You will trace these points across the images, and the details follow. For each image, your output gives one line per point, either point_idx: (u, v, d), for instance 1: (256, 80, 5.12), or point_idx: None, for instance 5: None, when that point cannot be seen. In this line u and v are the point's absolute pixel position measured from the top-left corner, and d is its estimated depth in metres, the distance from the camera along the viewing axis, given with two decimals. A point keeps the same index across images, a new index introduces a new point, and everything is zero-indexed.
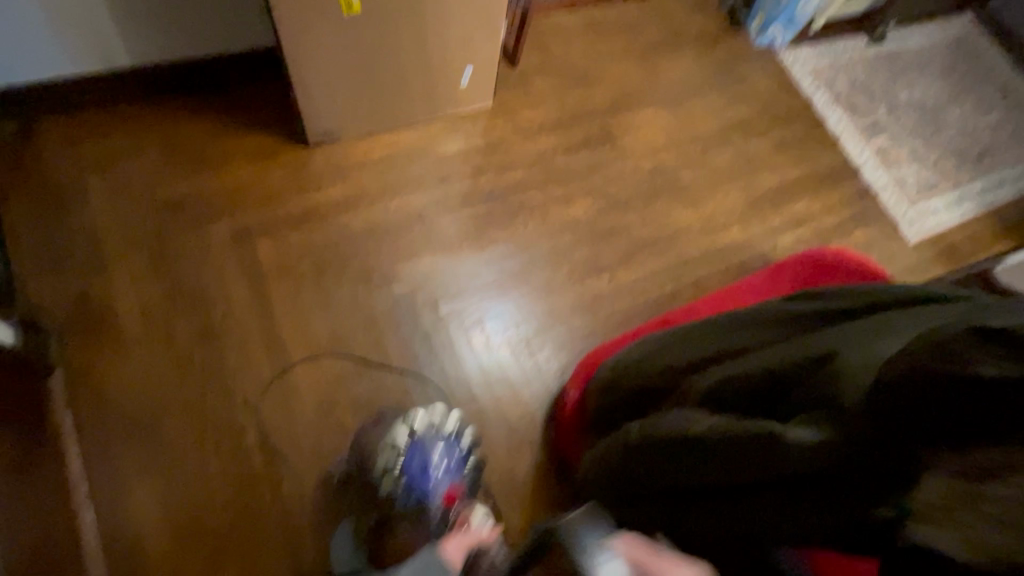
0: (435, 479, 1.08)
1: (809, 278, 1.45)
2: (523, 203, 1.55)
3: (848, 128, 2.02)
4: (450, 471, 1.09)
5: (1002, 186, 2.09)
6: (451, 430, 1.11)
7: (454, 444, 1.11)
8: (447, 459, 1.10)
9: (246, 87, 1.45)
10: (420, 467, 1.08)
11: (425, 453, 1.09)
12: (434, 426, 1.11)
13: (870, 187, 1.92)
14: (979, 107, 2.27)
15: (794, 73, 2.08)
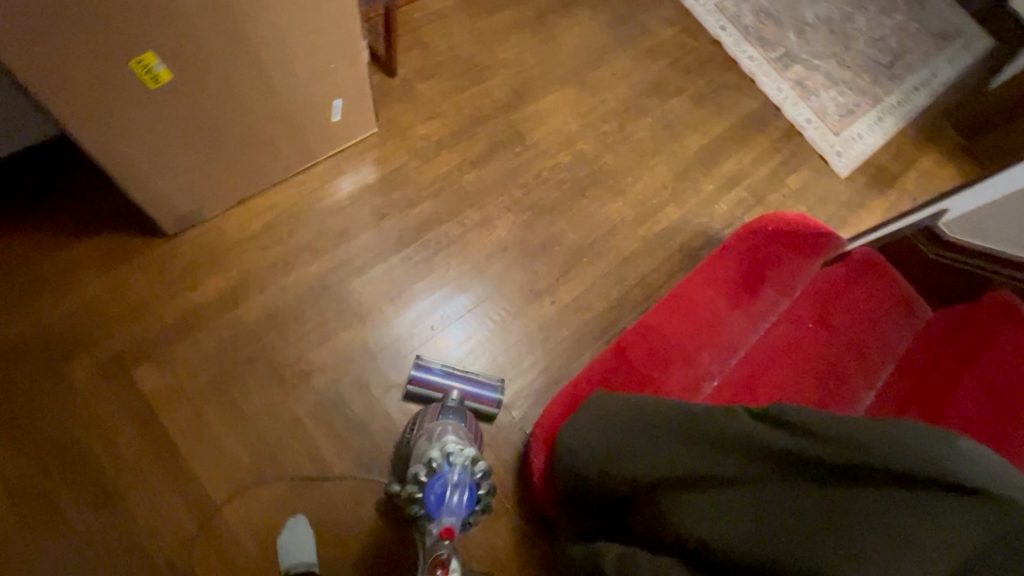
0: (450, 501, 0.95)
1: (748, 254, 1.35)
2: (440, 237, 1.38)
3: (761, 64, 1.91)
4: (463, 503, 0.95)
5: (916, 93, 2.06)
6: (480, 463, 1.01)
7: (477, 479, 0.99)
8: (468, 490, 0.97)
9: (62, 185, 1.20)
10: (445, 483, 0.96)
11: (452, 477, 0.97)
12: (468, 452, 1.01)
13: (794, 126, 1.83)
14: (883, 12, 2.20)
15: (696, 14, 1.92)
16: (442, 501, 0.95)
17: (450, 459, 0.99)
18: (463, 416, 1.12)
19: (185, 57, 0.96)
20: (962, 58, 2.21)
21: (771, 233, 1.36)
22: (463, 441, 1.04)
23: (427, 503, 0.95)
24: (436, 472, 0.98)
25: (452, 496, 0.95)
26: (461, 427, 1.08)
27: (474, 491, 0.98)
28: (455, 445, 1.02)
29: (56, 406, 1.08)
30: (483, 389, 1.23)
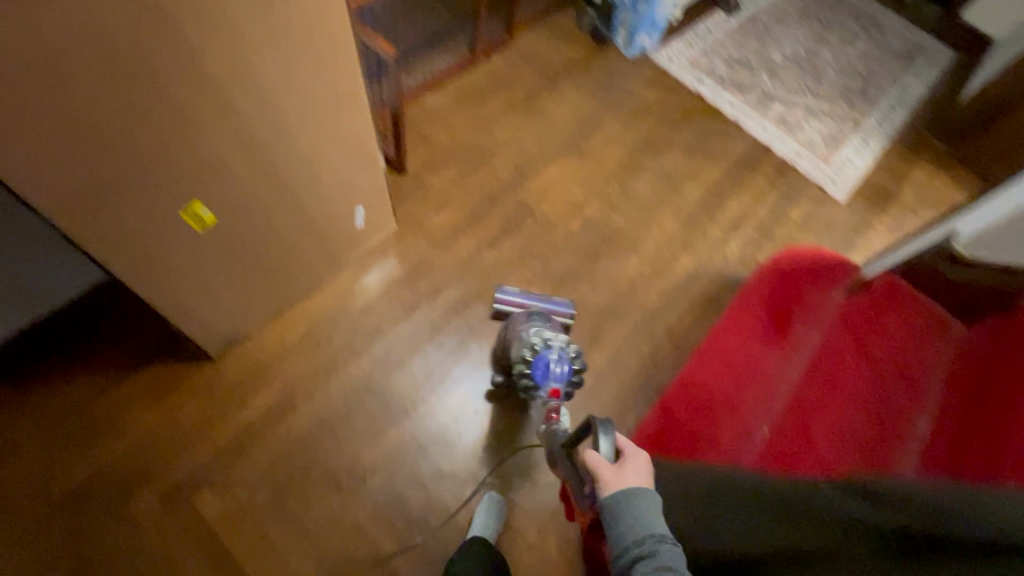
0: (553, 370, 1.15)
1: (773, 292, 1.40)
2: (470, 318, 1.42)
3: (743, 108, 2.01)
4: (564, 372, 1.15)
5: (894, 111, 2.16)
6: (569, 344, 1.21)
7: (571, 357, 1.19)
8: (566, 364, 1.17)
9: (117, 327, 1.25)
10: (548, 359, 1.16)
11: (551, 356, 1.17)
12: (563, 341, 1.20)
13: (785, 160, 1.91)
14: (845, 42, 2.34)
15: (673, 71, 2.05)
16: (545, 372, 1.15)
17: (549, 342, 1.19)
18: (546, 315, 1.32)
19: (225, 202, 1.02)
20: (929, 72, 2.32)
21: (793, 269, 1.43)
22: (554, 333, 1.23)
23: (534, 372, 1.14)
24: (540, 351, 1.17)
25: (554, 368, 1.15)
26: (549, 324, 1.27)
27: (570, 366, 1.17)
28: (550, 334, 1.22)
29: (122, 546, 1.10)
30: (555, 304, 1.41)
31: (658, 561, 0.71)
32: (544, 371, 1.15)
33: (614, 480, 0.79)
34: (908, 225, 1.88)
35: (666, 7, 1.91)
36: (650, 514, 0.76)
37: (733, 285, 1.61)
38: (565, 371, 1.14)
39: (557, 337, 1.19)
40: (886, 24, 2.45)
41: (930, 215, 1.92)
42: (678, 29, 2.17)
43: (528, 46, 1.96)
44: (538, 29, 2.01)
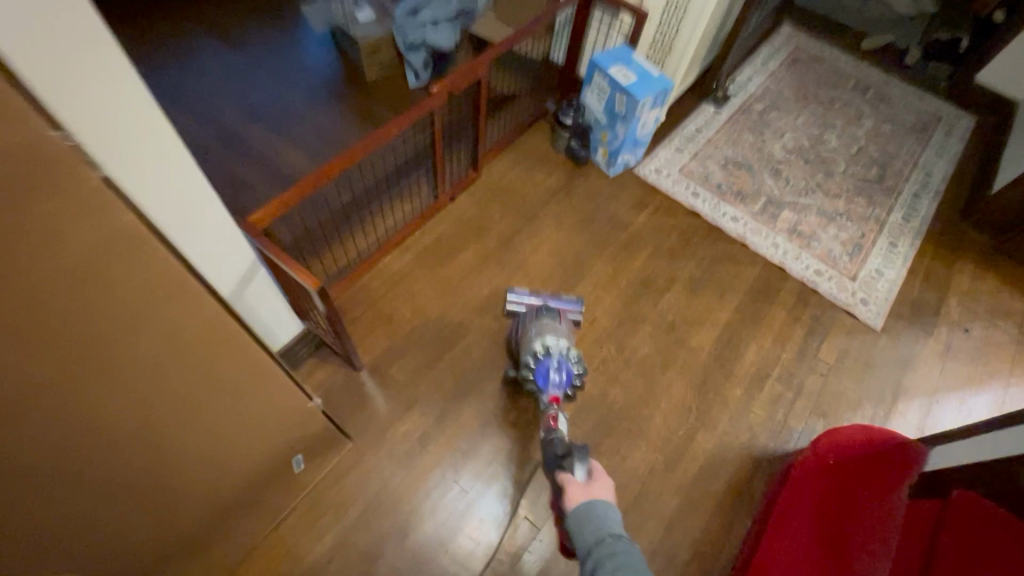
0: (554, 376, 1.23)
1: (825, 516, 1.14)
2: (450, 524, 1.22)
3: (748, 222, 1.77)
4: (565, 379, 1.23)
5: (920, 201, 1.90)
6: (571, 351, 1.26)
7: (573, 365, 1.26)
8: (565, 371, 1.23)
9: None
10: (549, 367, 1.23)
11: (553, 365, 1.23)
12: (567, 348, 1.27)
13: (805, 282, 1.65)
14: (851, 123, 2.12)
15: (664, 185, 1.82)
16: (543, 377, 1.23)
17: (554, 347, 1.26)
18: (555, 313, 1.40)
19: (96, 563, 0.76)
20: (951, 148, 2.07)
21: (841, 475, 1.17)
22: (558, 336, 1.30)
23: (536, 378, 1.23)
24: (543, 357, 1.25)
25: (554, 376, 1.22)
26: (557, 326, 1.33)
27: (571, 374, 1.24)
28: (553, 339, 1.28)
29: None
30: (564, 300, 1.47)
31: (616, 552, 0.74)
32: (545, 377, 1.23)
33: (580, 492, 0.88)
34: (960, 348, 1.60)
35: (649, 125, 1.69)
36: (610, 517, 0.82)
37: (766, 468, 1.33)
38: (565, 377, 1.22)
39: (558, 342, 1.26)
40: (894, 95, 2.23)
41: (985, 332, 1.64)
42: (664, 134, 1.96)
43: (499, 179, 1.76)
44: (508, 157, 1.82)
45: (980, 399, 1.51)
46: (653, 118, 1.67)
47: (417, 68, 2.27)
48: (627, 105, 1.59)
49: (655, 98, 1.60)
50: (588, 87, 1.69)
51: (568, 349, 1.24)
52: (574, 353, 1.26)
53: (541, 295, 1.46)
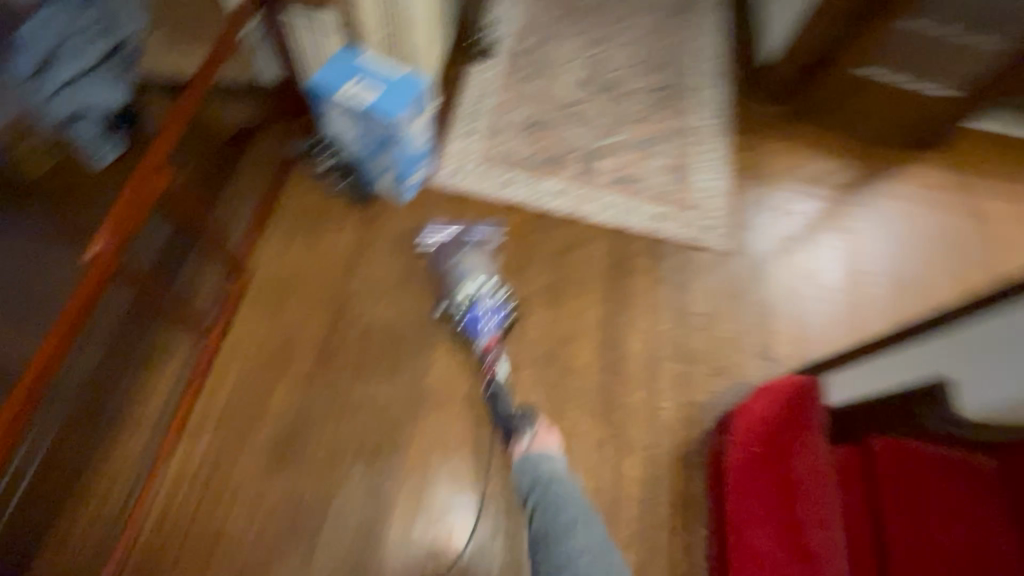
0: (485, 323, 1.31)
1: (763, 473, 1.09)
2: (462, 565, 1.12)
3: (572, 189, 1.57)
4: (496, 321, 1.31)
5: (713, 90, 1.84)
6: (498, 293, 1.35)
7: (501, 300, 1.35)
8: (495, 316, 1.32)
9: None
10: (480, 312, 1.31)
11: (482, 308, 1.31)
12: (489, 285, 1.34)
13: (651, 232, 1.54)
14: (622, 27, 1.95)
15: (472, 184, 1.53)
16: (479, 323, 1.30)
17: (477, 289, 1.34)
18: (476, 245, 1.43)
19: None
20: (715, 19, 2.02)
21: (763, 429, 1.13)
22: (482, 277, 1.37)
23: (474, 328, 1.30)
24: (470, 306, 1.31)
25: (484, 320, 1.30)
26: (481, 264, 1.40)
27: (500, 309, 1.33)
28: (478, 284, 1.35)
29: None
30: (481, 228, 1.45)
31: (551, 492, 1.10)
32: (476, 322, 1.30)
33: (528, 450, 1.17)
34: (798, 229, 1.64)
35: (421, 133, 1.36)
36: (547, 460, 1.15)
37: (697, 464, 1.25)
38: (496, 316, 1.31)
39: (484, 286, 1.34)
40: None
41: (810, 207, 1.68)
42: (444, 121, 1.64)
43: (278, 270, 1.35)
44: (274, 232, 1.38)
45: (830, 277, 1.57)
46: (423, 125, 1.34)
47: (91, 146, 1.27)
48: (384, 130, 1.24)
49: (413, 108, 1.26)
50: (327, 117, 1.30)
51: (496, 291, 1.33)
52: (501, 293, 1.36)
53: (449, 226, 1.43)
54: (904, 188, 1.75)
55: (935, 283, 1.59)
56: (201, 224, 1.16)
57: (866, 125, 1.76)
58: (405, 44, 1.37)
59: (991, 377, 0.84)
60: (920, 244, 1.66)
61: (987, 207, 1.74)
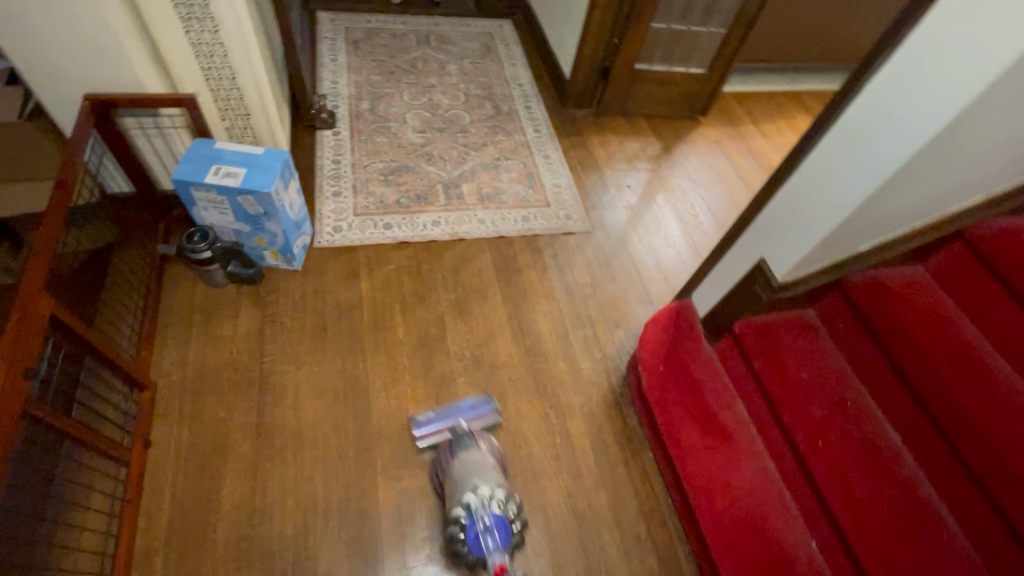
0: (488, 542, 1.04)
1: (676, 383, 1.33)
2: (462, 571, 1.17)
3: (447, 215, 1.75)
4: (502, 542, 1.04)
5: (533, 108, 2.17)
6: (506, 498, 1.10)
7: (506, 515, 1.08)
8: (501, 531, 1.05)
9: None
10: (481, 530, 1.05)
11: (484, 522, 1.06)
12: (498, 498, 1.09)
13: (525, 232, 1.76)
14: (442, 74, 2.22)
15: (355, 236, 1.64)
16: (477, 543, 1.04)
17: (478, 501, 1.08)
18: (475, 434, 1.24)
19: None
20: (516, 53, 2.38)
21: (666, 351, 1.38)
22: (487, 479, 1.13)
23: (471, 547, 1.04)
24: (471, 519, 1.06)
25: (486, 538, 1.04)
26: (483, 456, 1.20)
27: (507, 525, 1.06)
28: (486, 489, 1.10)
29: None
30: (473, 409, 1.34)
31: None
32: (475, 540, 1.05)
33: None
34: (635, 198, 1.98)
35: (296, 199, 1.44)
36: None
37: (627, 403, 1.45)
38: (501, 534, 1.04)
39: (491, 495, 1.08)
40: (449, 34, 2.40)
41: (639, 180, 2.04)
42: (310, 187, 1.72)
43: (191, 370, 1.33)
44: (171, 337, 1.37)
45: (672, 228, 1.92)
46: (294, 191, 1.42)
47: None
48: (259, 203, 1.30)
49: (282, 176, 1.33)
50: (197, 207, 1.32)
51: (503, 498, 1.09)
52: (509, 500, 1.10)
53: (447, 417, 1.31)
54: (698, 149, 2.21)
55: (743, 211, 2.03)
56: (102, 343, 1.10)
57: (651, 108, 2.24)
58: (247, 102, 1.45)
59: (789, 242, 1.11)
60: (723, 186, 2.10)
61: (756, 147, 2.27)
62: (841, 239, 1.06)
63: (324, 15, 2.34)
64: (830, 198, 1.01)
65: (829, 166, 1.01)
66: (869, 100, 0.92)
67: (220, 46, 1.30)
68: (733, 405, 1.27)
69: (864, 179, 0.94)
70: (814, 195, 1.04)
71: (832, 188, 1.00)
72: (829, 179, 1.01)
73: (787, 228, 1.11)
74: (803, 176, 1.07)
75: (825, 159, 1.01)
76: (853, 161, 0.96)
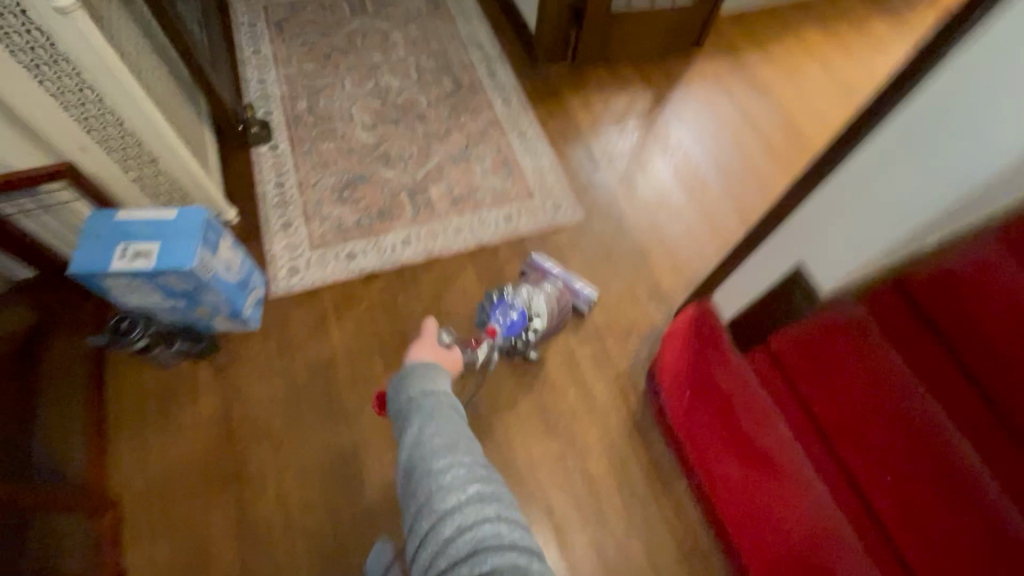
0: (503, 317, 1.24)
1: (705, 403, 1.13)
2: None
3: (417, 231, 1.51)
4: (512, 324, 1.24)
5: (498, 74, 1.85)
6: (536, 311, 1.27)
7: (529, 317, 1.26)
8: (519, 315, 1.24)
9: None
10: (507, 308, 1.25)
11: (509, 304, 1.26)
12: (532, 301, 1.27)
13: (509, 235, 1.53)
14: (386, 48, 1.89)
15: (316, 275, 1.42)
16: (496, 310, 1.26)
17: (519, 296, 1.27)
18: (559, 285, 1.38)
19: None
20: (469, 6, 2.02)
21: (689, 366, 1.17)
22: (539, 296, 1.29)
23: (494, 309, 1.26)
24: (502, 300, 1.28)
25: (504, 313, 1.25)
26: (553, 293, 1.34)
27: (522, 325, 1.25)
28: (531, 297, 1.28)
29: None
30: (579, 288, 1.40)
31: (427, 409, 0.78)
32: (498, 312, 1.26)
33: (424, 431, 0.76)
34: (631, 166, 1.71)
35: (231, 255, 1.20)
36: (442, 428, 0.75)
37: (650, 427, 1.29)
38: (515, 321, 1.23)
39: (529, 298, 1.27)
40: None
41: (633, 143, 1.76)
42: (254, 223, 1.48)
43: (161, 464, 1.18)
44: (124, 437, 1.20)
45: (676, 197, 1.66)
46: (226, 249, 1.18)
47: None
48: (185, 280, 1.07)
49: (208, 242, 1.10)
50: (113, 293, 1.10)
51: (533, 306, 1.26)
52: (536, 313, 1.27)
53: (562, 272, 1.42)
54: (695, 91, 1.89)
55: (755, 163, 1.75)
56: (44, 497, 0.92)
57: (636, 51, 1.91)
58: (142, 142, 1.18)
59: (839, 249, 0.89)
60: (729, 134, 1.82)
61: (761, 79, 1.95)
62: (911, 243, 0.84)
63: None
64: (900, 198, 0.78)
65: (892, 159, 0.77)
66: (957, 70, 0.67)
67: (98, 98, 1.05)
68: (773, 425, 1.05)
69: (955, 176, 0.71)
70: (873, 195, 0.81)
71: (900, 187, 0.77)
72: (896, 174, 0.77)
73: (835, 233, 0.89)
74: (854, 170, 0.83)
75: (886, 150, 0.78)
76: (933, 152, 0.73)
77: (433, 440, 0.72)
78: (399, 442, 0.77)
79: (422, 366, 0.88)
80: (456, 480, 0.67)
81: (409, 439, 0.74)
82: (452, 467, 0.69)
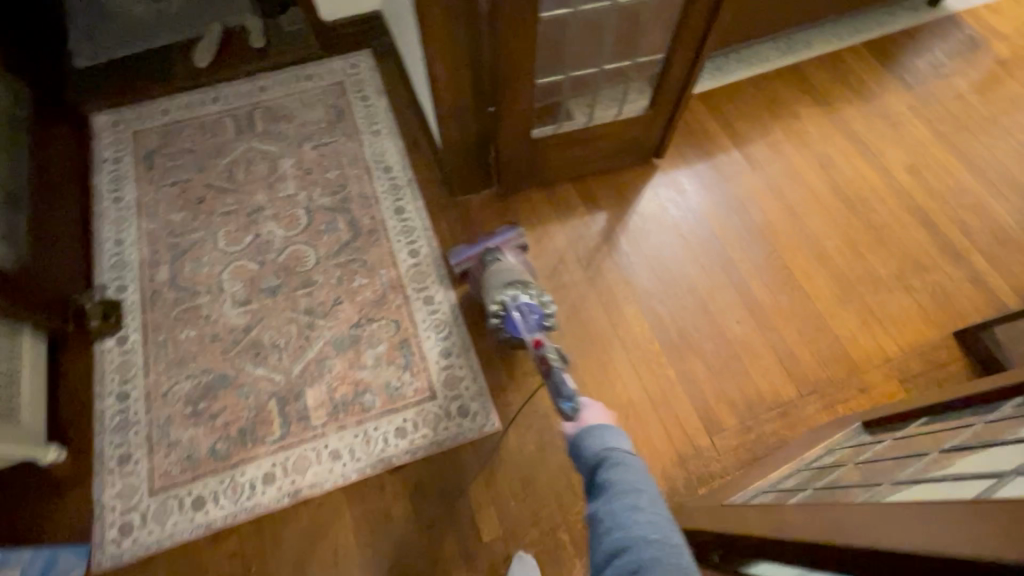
0: (525, 325, 1.09)
1: None
2: None
3: (285, 459, 1.20)
4: (531, 317, 1.10)
5: (407, 211, 1.50)
6: (525, 286, 1.16)
7: (529, 294, 1.14)
8: (522, 304, 1.11)
9: None
10: (513, 314, 1.10)
11: (511, 309, 1.11)
12: (516, 287, 1.15)
13: (403, 457, 1.20)
14: (274, 182, 1.56)
15: (151, 533, 1.13)
16: (520, 324, 1.10)
17: (507, 295, 1.14)
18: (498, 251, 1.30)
19: None
20: (379, 113, 1.67)
21: None
22: (512, 275, 1.19)
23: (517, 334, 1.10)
24: (506, 319, 1.12)
25: (517, 319, 1.09)
26: (509, 260, 1.26)
27: (535, 301, 1.12)
28: (507, 288, 1.15)
29: None
30: (501, 236, 1.35)
31: (620, 463, 0.74)
32: (515, 326, 1.11)
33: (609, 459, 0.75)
34: (569, 337, 1.35)
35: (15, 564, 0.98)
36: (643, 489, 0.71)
37: None
38: (529, 314, 1.09)
39: (512, 289, 1.14)
40: (284, 105, 1.69)
41: (572, 299, 1.40)
42: (85, 462, 1.20)
43: None
44: None
45: (624, 380, 1.30)
46: None
47: None
48: None
49: None
50: None
51: (521, 285, 1.15)
52: (529, 287, 1.16)
53: (476, 247, 1.33)
54: (654, 218, 1.52)
55: (727, 320, 1.38)
56: None
57: (578, 167, 1.53)
58: None
59: None
60: (697, 276, 1.43)
61: (740, 194, 1.56)
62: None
63: (101, 118, 1.65)
64: None
65: None
66: None
67: None
68: None
69: None
70: None
71: None
72: None
73: None
74: None
75: None
76: None
77: (621, 480, 0.72)
78: (591, 491, 0.76)
79: (609, 425, 0.82)
80: (650, 515, 0.68)
81: (603, 490, 0.72)
82: (641, 501, 0.69)
